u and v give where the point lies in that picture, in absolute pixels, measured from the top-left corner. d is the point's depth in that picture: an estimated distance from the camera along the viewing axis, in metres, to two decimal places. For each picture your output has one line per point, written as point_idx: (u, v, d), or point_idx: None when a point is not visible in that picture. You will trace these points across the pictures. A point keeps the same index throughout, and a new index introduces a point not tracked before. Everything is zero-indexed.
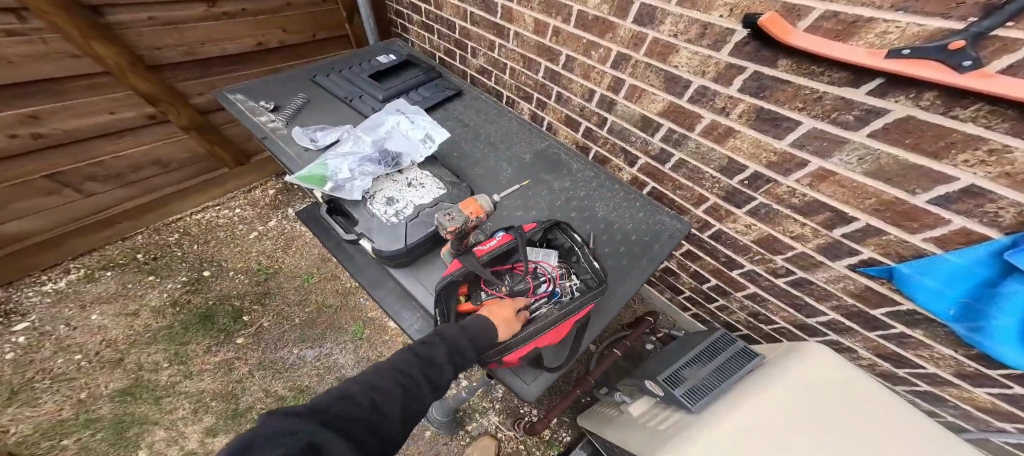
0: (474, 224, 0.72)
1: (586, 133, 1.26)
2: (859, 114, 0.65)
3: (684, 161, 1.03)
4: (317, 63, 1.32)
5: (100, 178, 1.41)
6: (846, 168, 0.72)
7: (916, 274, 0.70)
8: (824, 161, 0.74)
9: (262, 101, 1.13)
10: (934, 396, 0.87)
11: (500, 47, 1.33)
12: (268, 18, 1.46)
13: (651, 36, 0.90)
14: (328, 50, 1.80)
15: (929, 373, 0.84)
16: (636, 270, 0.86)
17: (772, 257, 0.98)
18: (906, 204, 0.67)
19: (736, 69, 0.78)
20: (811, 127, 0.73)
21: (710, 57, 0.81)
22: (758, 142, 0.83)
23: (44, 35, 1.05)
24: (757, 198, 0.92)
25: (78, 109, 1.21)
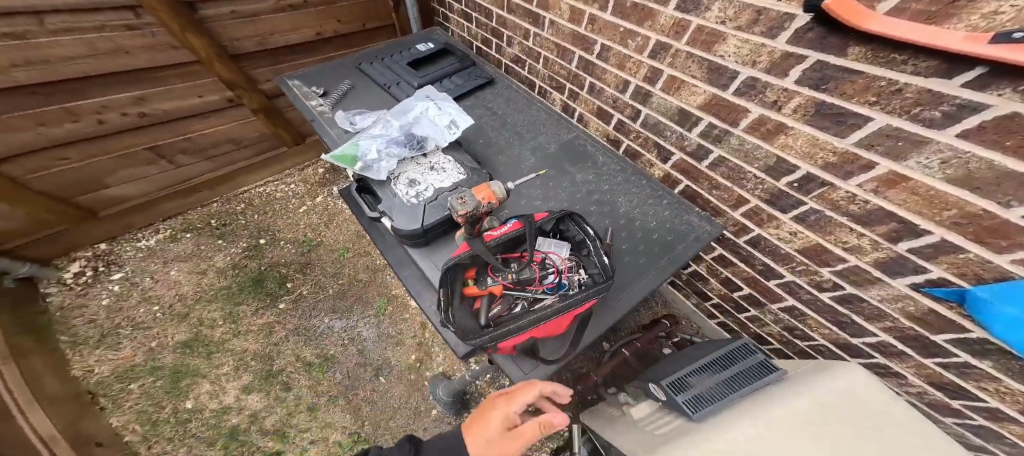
0: (485, 210, 0.73)
1: (617, 126, 1.20)
2: (948, 110, 0.52)
3: (724, 158, 0.94)
4: (363, 52, 1.40)
5: (188, 152, 1.65)
6: (924, 173, 0.59)
7: (997, 302, 0.57)
8: (898, 165, 0.62)
9: (313, 87, 1.23)
10: (995, 438, 0.73)
11: (534, 35, 1.30)
12: (325, 9, 1.58)
13: (694, 24, 0.83)
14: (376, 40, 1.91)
15: (988, 407, 0.71)
16: (654, 269, 0.82)
17: (819, 268, 0.88)
18: (990, 219, 0.55)
19: (796, 58, 0.68)
20: (883, 124, 0.61)
21: (765, 45, 0.72)
22: (815, 140, 0.73)
23: (153, 29, 1.26)
24: (808, 203, 0.81)
25: (173, 92, 1.44)
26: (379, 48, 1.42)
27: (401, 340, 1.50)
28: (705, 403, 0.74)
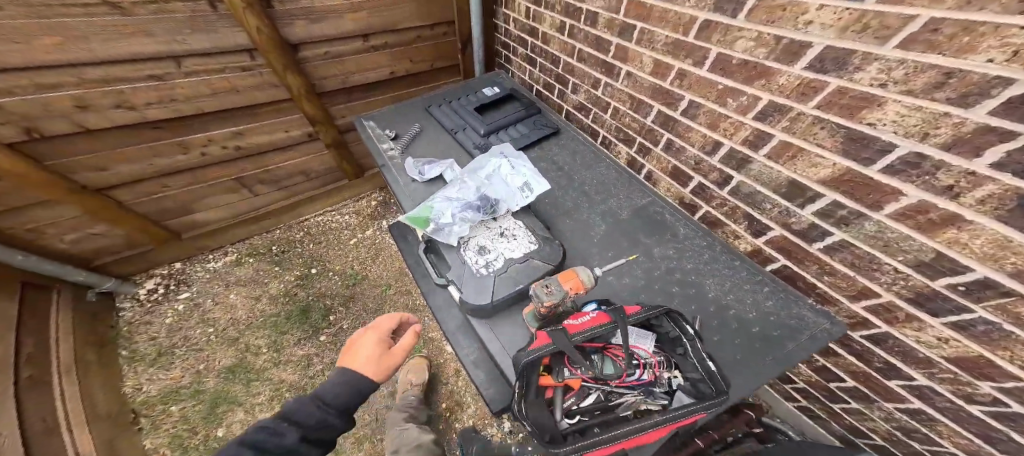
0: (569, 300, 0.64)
1: (696, 189, 1.06)
2: None
3: (849, 244, 0.73)
4: (431, 94, 1.42)
5: (266, 182, 1.77)
6: None
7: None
8: None
9: (384, 129, 1.24)
10: None
11: (605, 85, 1.23)
12: (402, 50, 1.66)
13: (833, 85, 0.66)
14: (441, 79, 1.96)
15: None
16: (766, 380, 0.65)
17: (1013, 412, 0.61)
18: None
19: (998, 135, 0.49)
20: None
21: (949, 115, 0.53)
22: (1003, 241, 0.52)
23: (260, 69, 1.37)
24: (977, 311, 0.58)
25: (264, 128, 1.56)
26: (446, 91, 1.43)
27: (434, 390, 1.39)
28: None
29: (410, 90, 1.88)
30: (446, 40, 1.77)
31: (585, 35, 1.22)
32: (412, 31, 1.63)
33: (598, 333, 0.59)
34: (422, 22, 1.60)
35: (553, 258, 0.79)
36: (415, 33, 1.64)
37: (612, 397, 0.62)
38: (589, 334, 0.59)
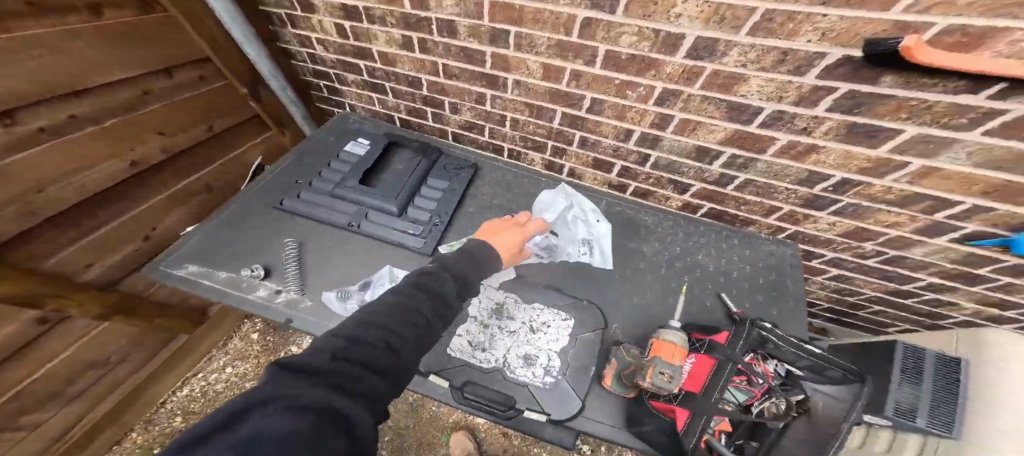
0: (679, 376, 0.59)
1: (620, 171, 1.13)
2: (975, 116, 0.60)
3: (751, 180, 0.96)
4: (265, 178, 0.95)
5: (33, 410, 0.90)
6: (952, 163, 0.68)
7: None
8: (928, 161, 0.70)
9: (239, 267, 0.79)
10: None
11: (493, 98, 1.08)
12: (119, 123, 0.83)
13: (709, 69, 0.75)
14: (240, 142, 1.24)
15: None
16: (789, 318, 0.77)
17: (859, 243, 0.98)
18: (1016, 183, 0.66)
19: (825, 90, 0.68)
20: (916, 133, 0.67)
21: (791, 82, 0.69)
22: (847, 154, 0.77)
23: None
24: (844, 199, 0.88)
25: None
26: (289, 168, 0.98)
27: None
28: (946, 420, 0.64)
29: (192, 177, 1.08)
30: (213, 87, 1.07)
31: (445, 49, 0.99)
32: (133, 84, 0.84)
33: (715, 384, 0.59)
34: (142, 69, 0.84)
35: (594, 320, 0.75)
36: (138, 86, 0.86)
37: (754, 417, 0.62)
38: (718, 393, 0.58)
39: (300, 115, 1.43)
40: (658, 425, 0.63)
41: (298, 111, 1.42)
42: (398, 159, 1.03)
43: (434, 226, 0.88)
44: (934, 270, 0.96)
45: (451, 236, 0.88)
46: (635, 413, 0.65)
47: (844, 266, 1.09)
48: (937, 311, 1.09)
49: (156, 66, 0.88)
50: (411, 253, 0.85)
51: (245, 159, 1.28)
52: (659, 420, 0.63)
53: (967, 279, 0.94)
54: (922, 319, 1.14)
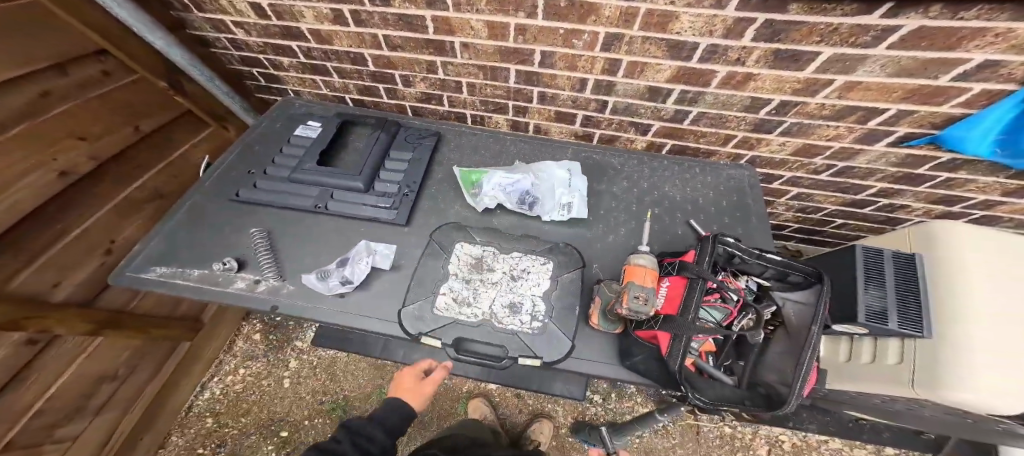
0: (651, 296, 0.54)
1: (583, 121, 1.13)
2: (875, 35, 0.66)
3: (704, 112, 0.98)
4: (219, 171, 0.92)
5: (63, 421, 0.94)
6: (870, 76, 0.75)
7: (963, 128, 0.77)
8: (848, 76, 0.76)
9: (210, 262, 0.78)
10: (990, 218, 1.04)
11: (443, 65, 1.04)
12: (29, 130, 0.76)
13: (642, 8, 0.73)
14: (178, 141, 1.20)
15: (978, 201, 1.00)
16: (755, 232, 0.81)
17: (811, 159, 1.04)
18: (929, 86, 0.73)
19: (745, 22, 0.71)
20: (832, 54, 0.72)
21: (716, 15, 0.71)
22: (780, 78, 0.82)
23: None
24: (788, 120, 0.93)
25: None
26: (241, 159, 0.95)
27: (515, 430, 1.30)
28: (916, 318, 0.68)
29: (140, 183, 1.06)
30: (122, 83, 0.99)
31: (381, 19, 0.93)
32: (25, 85, 0.75)
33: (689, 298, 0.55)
34: (36, 68, 0.76)
35: (573, 261, 0.77)
36: (32, 87, 0.77)
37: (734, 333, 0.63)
38: (695, 311, 0.53)
39: (238, 106, 1.37)
40: (646, 353, 0.61)
41: (235, 102, 1.35)
42: (356, 137, 1.01)
43: (404, 196, 0.87)
44: (880, 176, 1.02)
45: (422, 204, 0.88)
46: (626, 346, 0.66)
47: (802, 183, 1.15)
48: (892, 215, 1.17)
49: (46, 64, 0.78)
50: (384, 226, 0.84)
51: (189, 159, 1.24)
52: (647, 349, 0.61)
53: (910, 180, 1.01)
54: (884, 228, 1.23)
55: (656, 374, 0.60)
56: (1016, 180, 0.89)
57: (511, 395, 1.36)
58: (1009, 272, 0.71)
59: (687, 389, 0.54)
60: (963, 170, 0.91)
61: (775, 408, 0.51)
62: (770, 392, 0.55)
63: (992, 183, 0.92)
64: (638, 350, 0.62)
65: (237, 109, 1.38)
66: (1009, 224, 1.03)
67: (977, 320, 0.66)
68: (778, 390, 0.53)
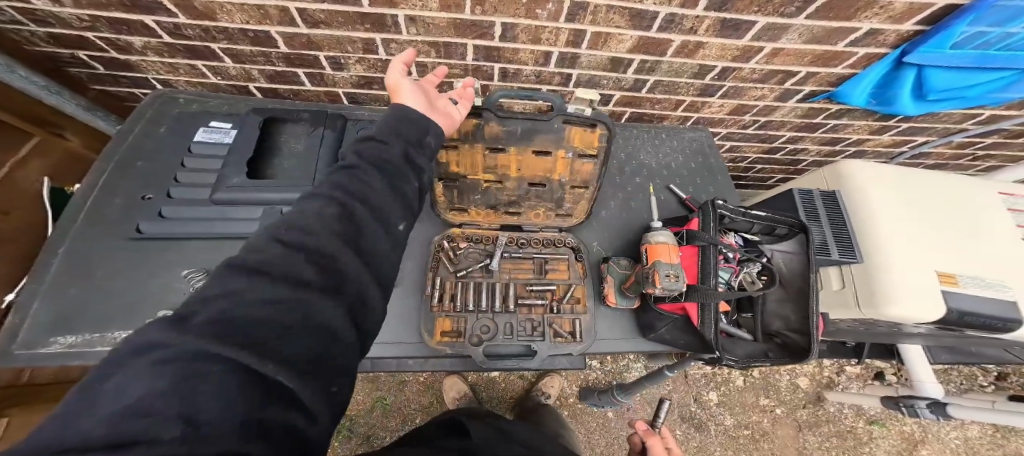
0: (676, 273, 0.55)
1: (546, 95, 1.10)
2: (800, 5, 0.75)
3: (659, 81, 1.02)
4: (95, 200, 0.62)
5: None
6: (790, 43, 0.85)
7: (851, 85, 0.95)
8: (776, 43, 0.86)
9: (143, 319, 0.55)
10: (859, 153, 1.33)
11: (385, 43, 0.85)
12: None
13: None
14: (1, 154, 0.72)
15: (853, 141, 1.26)
16: (721, 188, 0.91)
17: (742, 116, 1.18)
18: (830, 52, 0.87)
19: None
20: (765, 23, 0.80)
21: None
22: (723, 46, 0.88)
23: None
24: (726, 84, 1.02)
25: None
26: (120, 173, 0.65)
27: None
28: (850, 249, 0.82)
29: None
30: None
31: None
32: None
33: (708, 265, 0.57)
34: None
35: (580, 241, 0.78)
36: None
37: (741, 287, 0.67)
38: (714, 277, 0.56)
39: (76, 107, 0.87)
40: (670, 324, 0.63)
41: (69, 101, 0.86)
42: (285, 137, 0.76)
43: None
44: (789, 126, 1.21)
45: None
46: (647, 320, 0.67)
47: (734, 138, 1.30)
48: (795, 158, 1.40)
49: None
50: None
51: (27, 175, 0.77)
52: (672, 321, 0.62)
53: (808, 129, 1.21)
54: (789, 167, 1.48)
55: (684, 340, 0.63)
56: (878, 121, 1.13)
57: (515, 377, 1.34)
58: (901, 198, 0.87)
59: (722, 353, 0.57)
60: (846, 116, 1.13)
61: (796, 355, 0.59)
62: (783, 340, 0.63)
63: (863, 125, 1.16)
64: (662, 322, 0.63)
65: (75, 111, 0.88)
66: (872, 155, 1.33)
67: (893, 245, 0.80)
68: (792, 338, 0.61)
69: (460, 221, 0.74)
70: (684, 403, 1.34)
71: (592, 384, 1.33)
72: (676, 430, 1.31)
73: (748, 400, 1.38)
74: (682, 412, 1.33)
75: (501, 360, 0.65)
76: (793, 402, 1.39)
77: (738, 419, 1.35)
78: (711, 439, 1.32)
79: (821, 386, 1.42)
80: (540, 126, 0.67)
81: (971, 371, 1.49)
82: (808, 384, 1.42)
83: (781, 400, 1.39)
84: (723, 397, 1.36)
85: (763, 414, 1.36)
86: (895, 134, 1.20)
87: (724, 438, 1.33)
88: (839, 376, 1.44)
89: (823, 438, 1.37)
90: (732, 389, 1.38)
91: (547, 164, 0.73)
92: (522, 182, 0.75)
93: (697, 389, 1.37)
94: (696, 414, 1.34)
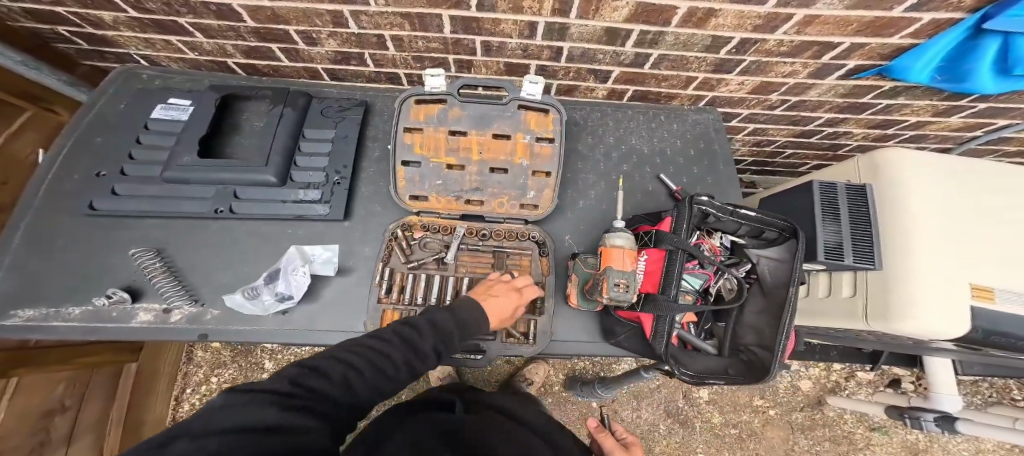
0: (627, 280, 0.48)
1: (537, 71, 0.93)
2: None
3: (664, 55, 0.82)
4: (55, 175, 0.67)
5: None
6: (828, 9, 0.62)
7: (907, 60, 0.72)
8: (808, 10, 0.63)
9: (94, 295, 0.61)
10: (919, 137, 1.10)
11: (354, 15, 0.71)
12: None
13: None
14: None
15: (914, 123, 1.04)
16: (721, 179, 0.80)
17: (767, 96, 0.96)
18: (883, 19, 0.63)
19: None
20: None
21: None
22: (740, 14, 0.66)
23: None
24: (746, 59, 0.80)
25: None
26: (79, 152, 0.69)
27: None
28: (867, 253, 0.70)
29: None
30: None
31: None
32: None
33: (670, 272, 0.50)
34: None
35: (547, 234, 0.72)
36: None
37: (718, 295, 0.59)
38: (675, 288, 0.49)
39: (57, 82, 0.85)
40: (629, 331, 0.58)
41: (50, 76, 0.83)
42: (248, 114, 0.76)
43: (336, 185, 0.71)
44: (829, 106, 0.98)
45: (361, 189, 0.74)
46: (609, 324, 0.62)
47: (758, 120, 1.09)
48: (835, 141, 1.19)
49: None
50: (315, 223, 0.69)
51: (15, 153, 0.77)
52: (630, 328, 0.57)
53: (854, 109, 0.98)
54: (826, 154, 1.28)
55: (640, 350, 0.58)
56: (947, 100, 0.89)
57: (502, 362, 1.32)
58: (950, 198, 0.71)
59: (675, 368, 0.52)
60: (904, 95, 0.89)
61: (756, 375, 0.51)
62: (749, 357, 0.54)
63: (925, 105, 0.93)
64: (621, 329, 0.59)
65: (60, 86, 0.86)
66: (935, 140, 1.10)
67: (923, 249, 0.67)
68: (757, 354, 0.52)
69: (417, 209, 0.70)
70: (671, 399, 1.30)
71: (578, 372, 1.30)
72: (659, 425, 1.28)
73: (740, 400, 1.32)
74: (668, 408, 1.29)
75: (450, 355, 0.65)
76: (790, 404, 1.33)
77: (726, 417, 1.31)
78: (695, 436, 1.28)
79: (824, 390, 1.34)
80: (495, 110, 0.72)
81: (1006, 384, 1.32)
82: (809, 387, 1.34)
83: (777, 401, 1.32)
84: (713, 395, 1.31)
85: (754, 414, 1.31)
86: (969, 116, 0.97)
87: (708, 436, 1.29)
88: (848, 382, 1.36)
89: (815, 441, 1.31)
90: (725, 389, 1.32)
91: (508, 147, 0.72)
92: (483, 166, 0.71)
93: (687, 385, 1.32)
94: (683, 410, 1.30)
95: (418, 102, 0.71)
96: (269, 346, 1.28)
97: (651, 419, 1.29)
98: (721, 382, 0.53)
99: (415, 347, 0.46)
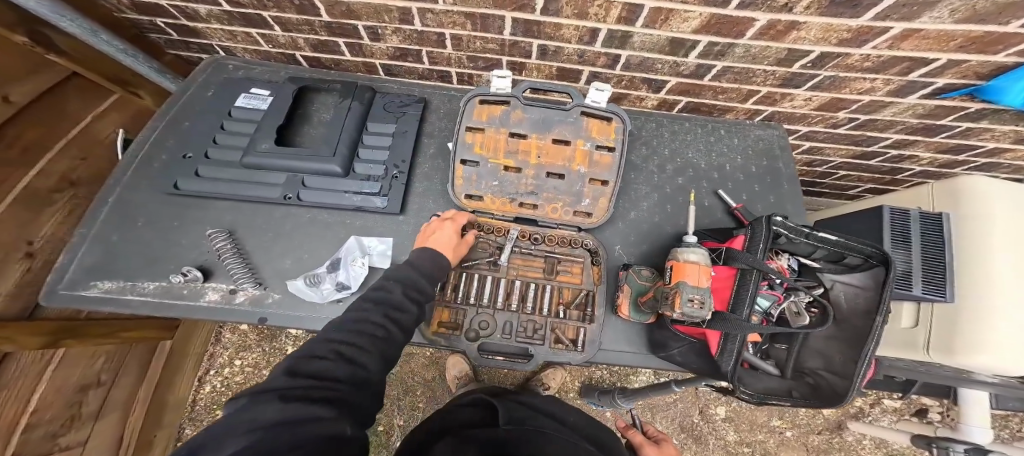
0: (700, 298, 0.47)
1: (589, 77, 0.92)
2: None
3: (729, 67, 0.80)
4: (145, 157, 0.71)
5: (62, 432, 0.83)
6: (933, 23, 0.58)
7: (1010, 79, 0.66)
8: (910, 23, 0.59)
9: (167, 272, 0.63)
10: (992, 165, 1.03)
11: (421, 13, 0.73)
12: None
13: None
14: (70, 116, 0.78)
15: (988, 150, 0.97)
16: (785, 200, 0.77)
17: (833, 113, 0.92)
18: (994, 34, 0.58)
19: None
20: None
21: None
22: (829, 27, 0.63)
23: None
24: (822, 73, 0.77)
25: None
26: (169, 134, 0.73)
27: None
28: (939, 284, 0.66)
29: (41, 167, 0.71)
30: None
31: None
32: None
33: (743, 290, 0.48)
34: None
35: (600, 241, 0.72)
36: None
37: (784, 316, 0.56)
38: (748, 308, 0.47)
39: (148, 69, 0.88)
40: (686, 347, 0.57)
41: (143, 63, 0.87)
42: (316, 106, 0.80)
43: (394, 178, 0.73)
44: (900, 127, 0.93)
45: (416, 185, 0.75)
46: (661, 338, 0.61)
47: (817, 137, 1.04)
48: (896, 164, 1.12)
49: None
50: (373, 215, 0.71)
51: (96, 134, 0.84)
52: (688, 344, 0.56)
53: (927, 131, 0.93)
54: (882, 177, 1.21)
55: (696, 365, 0.57)
56: None
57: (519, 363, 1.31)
58: None
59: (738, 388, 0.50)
60: (987, 119, 0.83)
61: (829, 401, 0.49)
62: (817, 381, 0.52)
63: (1008, 131, 0.86)
64: (677, 344, 0.58)
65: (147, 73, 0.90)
66: (1007, 169, 1.03)
67: (998, 282, 0.63)
68: (827, 379, 0.51)
69: (472, 208, 0.71)
70: (687, 414, 1.27)
71: (595, 381, 1.28)
72: (673, 439, 1.24)
73: (759, 420, 1.27)
74: (684, 422, 1.26)
75: (495, 357, 0.65)
76: (809, 427, 1.27)
77: (742, 436, 1.26)
78: (708, 454, 1.25)
79: (847, 416, 1.28)
80: (557, 115, 0.72)
81: None
82: (831, 412, 1.28)
83: (797, 423, 1.27)
84: (732, 413, 1.26)
85: (771, 435, 1.26)
86: None
87: (722, 453, 1.25)
88: (872, 408, 1.28)
89: None
90: (744, 407, 1.28)
91: (567, 153, 0.72)
92: (540, 170, 0.72)
93: (704, 401, 1.28)
94: (699, 426, 1.26)
95: (481, 102, 0.72)
96: (296, 330, 1.31)
97: (665, 432, 1.25)
98: (786, 405, 0.52)
99: (398, 309, 0.44)
